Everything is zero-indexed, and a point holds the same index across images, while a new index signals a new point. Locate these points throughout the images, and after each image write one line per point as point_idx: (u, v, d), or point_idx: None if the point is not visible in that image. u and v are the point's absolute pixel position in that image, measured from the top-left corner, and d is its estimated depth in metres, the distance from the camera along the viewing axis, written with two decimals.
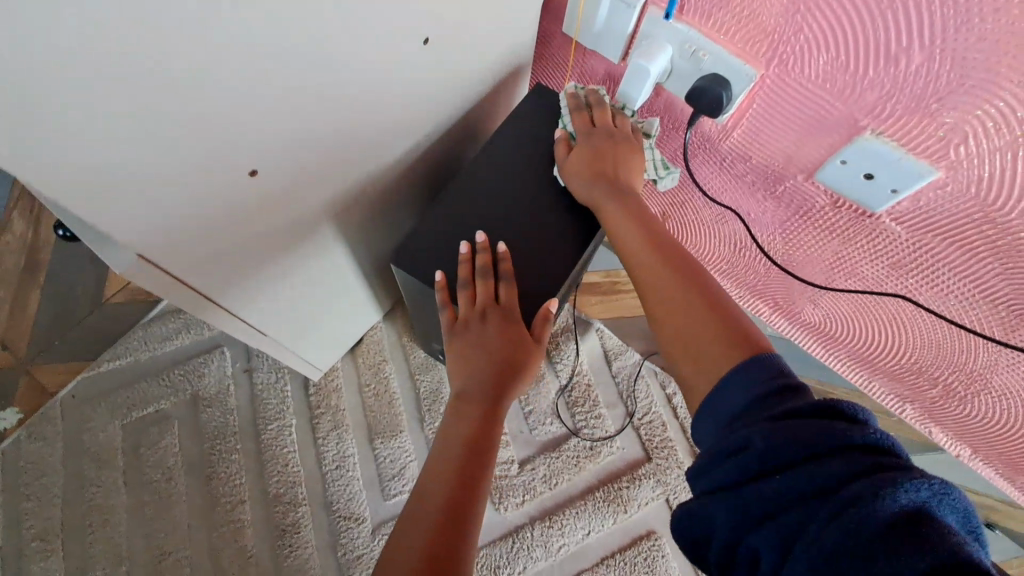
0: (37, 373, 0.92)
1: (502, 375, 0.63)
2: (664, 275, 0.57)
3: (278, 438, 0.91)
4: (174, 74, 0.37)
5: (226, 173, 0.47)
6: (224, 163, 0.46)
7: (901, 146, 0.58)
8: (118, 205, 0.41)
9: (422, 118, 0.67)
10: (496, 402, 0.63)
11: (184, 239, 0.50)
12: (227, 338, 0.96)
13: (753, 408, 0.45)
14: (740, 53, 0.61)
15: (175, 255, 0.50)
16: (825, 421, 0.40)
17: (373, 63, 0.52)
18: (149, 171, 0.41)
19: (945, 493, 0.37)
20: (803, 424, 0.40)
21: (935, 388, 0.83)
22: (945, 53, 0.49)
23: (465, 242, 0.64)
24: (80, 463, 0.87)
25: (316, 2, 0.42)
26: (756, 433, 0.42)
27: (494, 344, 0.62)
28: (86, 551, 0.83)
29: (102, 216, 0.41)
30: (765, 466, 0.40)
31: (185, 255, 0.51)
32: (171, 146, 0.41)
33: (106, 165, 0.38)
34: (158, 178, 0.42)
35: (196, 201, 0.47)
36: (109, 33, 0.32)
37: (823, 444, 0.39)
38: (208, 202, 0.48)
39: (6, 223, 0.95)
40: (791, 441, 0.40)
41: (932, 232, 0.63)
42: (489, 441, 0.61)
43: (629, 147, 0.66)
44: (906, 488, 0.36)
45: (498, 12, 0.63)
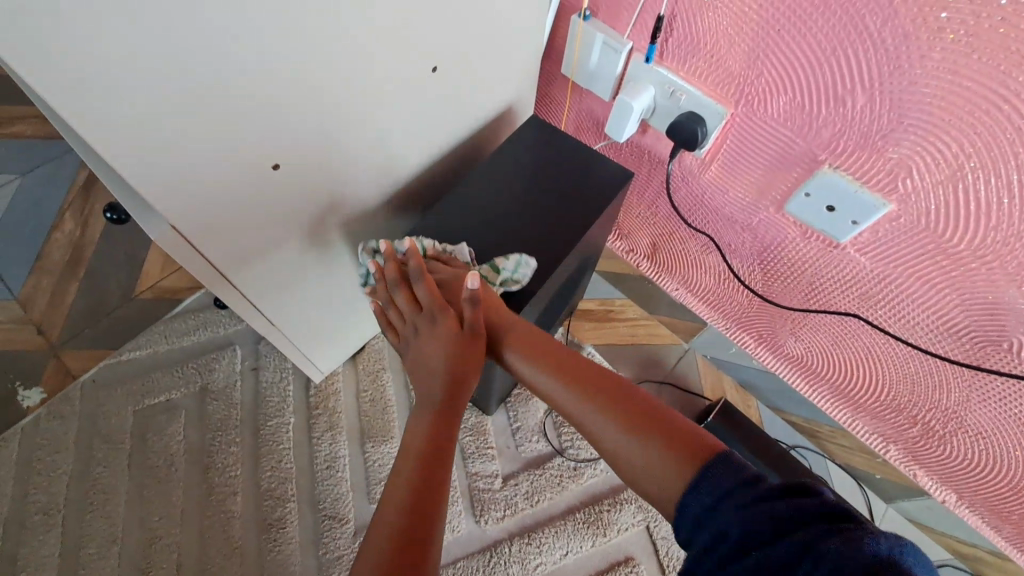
0: (64, 357, 1.00)
1: (453, 368, 0.60)
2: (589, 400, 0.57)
3: (275, 434, 0.96)
4: (220, 69, 0.46)
5: (252, 161, 0.56)
6: (252, 152, 0.55)
7: (856, 180, 0.64)
8: (160, 177, 0.49)
9: (430, 137, 0.76)
10: (449, 402, 0.60)
11: (212, 219, 0.57)
12: (241, 337, 1.03)
13: (727, 500, 0.45)
14: (712, 93, 0.69)
15: (201, 232, 0.58)
16: (791, 499, 0.42)
17: (387, 80, 0.62)
18: (190, 150, 0.50)
19: (905, 546, 0.38)
20: (767, 503, 0.42)
21: (915, 426, 0.84)
22: (883, 95, 0.56)
23: (371, 260, 0.65)
24: (91, 444, 0.93)
25: (339, 23, 0.52)
26: (730, 522, 0.43)
27: (444, 345, 0.60)
28: (83, 529, 0.87)
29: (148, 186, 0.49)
30: (746, 545, 0.41)
31: (210, 235, 0.59)
32: (212, 131, 0.50)
33: (156, 142, 0.47)
34: (196, 159, 0.51)
35: (225, 184, 0.55)
36: (173, 30, 0.41)
37: (790, 517, 0.41)
38: (236, 186, 0.56)
39: (59, 223, 1.09)
40: (761, 520, 0.42)
41: (893, 263, 0.68)
42: (444, 444, 0.58)
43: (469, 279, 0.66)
44: (869, 541, 0.37)
45: (500, 49, 0.73)
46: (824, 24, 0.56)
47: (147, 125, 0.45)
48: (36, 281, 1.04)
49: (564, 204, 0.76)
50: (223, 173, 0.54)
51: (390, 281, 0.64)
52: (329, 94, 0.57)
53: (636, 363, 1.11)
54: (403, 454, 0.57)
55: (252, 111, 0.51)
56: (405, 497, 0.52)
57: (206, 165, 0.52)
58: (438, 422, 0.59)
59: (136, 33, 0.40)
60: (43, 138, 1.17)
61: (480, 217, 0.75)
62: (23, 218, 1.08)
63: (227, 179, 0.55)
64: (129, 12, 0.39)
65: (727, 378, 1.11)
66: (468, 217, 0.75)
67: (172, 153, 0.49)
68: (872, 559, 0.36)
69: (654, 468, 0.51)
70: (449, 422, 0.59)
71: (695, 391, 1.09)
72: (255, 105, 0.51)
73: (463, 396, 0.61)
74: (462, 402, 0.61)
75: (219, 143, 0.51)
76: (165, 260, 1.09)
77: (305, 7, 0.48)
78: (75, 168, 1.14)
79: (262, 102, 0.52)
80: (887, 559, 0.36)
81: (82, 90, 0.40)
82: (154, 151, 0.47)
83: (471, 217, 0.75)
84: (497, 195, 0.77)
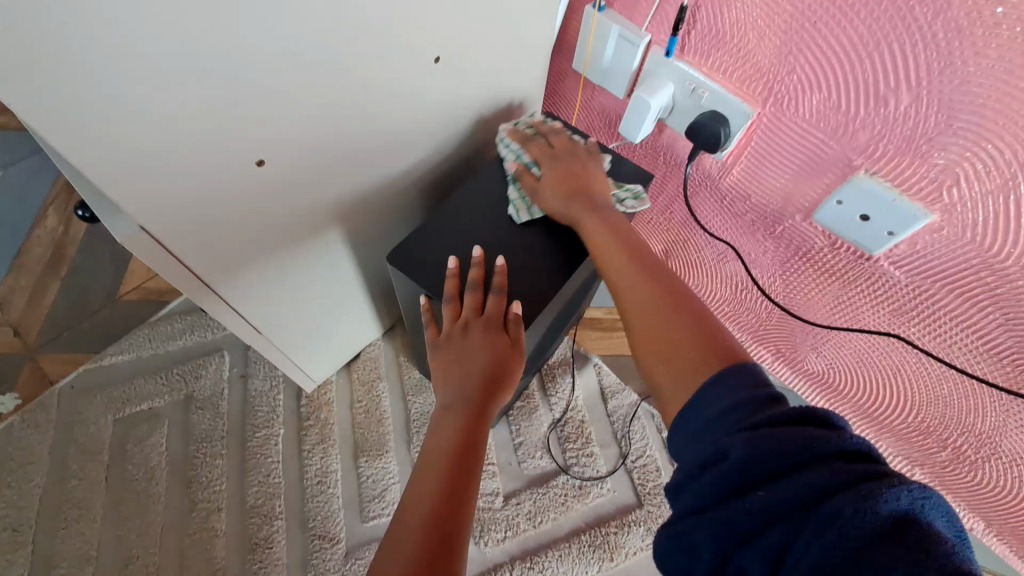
0: (42, 361, 0.94)
1: (489, 372, 0.58)
2: (640, 284, 0.54)
3: (264, 446, 0.90)
4: (198, 58, 0.41)
5: (233, 160, 0.50)
6: (234, 150, 0.49)
7: (895, 188, 0.58)
8: (128, 175, 0.44)
9: (431, 135, 0.70)
10: (482, 407, 0.57)
11: (190, 221, 0.52)
12: (230, 342, 0.98)
13: (735, 415, 0.41)
14: (737, 91, 0.64)
15: (176, 234, 0.52)
16: (804, 429, 0.37)
17: (387, 74, 0.56)
18: (163, 147, 0.44)
19: (927, 497, 0.33)
20: (775, 431, 0.37)
21: (944, 450, 0.79)
22: (931, 95, 0.51)
23: (455, 259, 0.63)
24: (66, 455, 0.88)
25: (335, 9, 0.46)
26: (733, 442, 0.38)
27: (487, 357, 0.58)
28: (55, 546, 0.82)
29: (114, 185, 0.44)
30: (746, 479, 0.37)
31: (187, 237, 0.53)
32: (189, 126, 0.44)
33: (122, 138, 0.41)
34: (170, 156, 0.45)
35: (203, 184, 0.50)
36: (141, 12, 0.36)
37: (802, 454, 0.36)
38: (217, 186, 0.51)
39: (41, 219, 1.04)
40: (766, 450, 0.37)
41: (931, 278, 0.62)
42: (473, 452, 0.55)
43: (597, 172, 0.67)
44: (885, 498, 0.32)
45: (509, 39, 0.68)
46: (867, 16, 0.51)
47: (113, 119, 0.40)
48: (14, 280, 0.99)
49: None
50: (202, 172, 0.49)
51: (454, 277, 0.62)
52: (321, 87, 0.51)
53: None
54: (427, 459, 0.54)
55: (233, 105, 0.46)
56: (429, 510, 0.49)
57: (179, 163, 0.46)
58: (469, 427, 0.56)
59: (95, 16, 0.34)
60: (28, 132, 1.13)
61: (485, 219, 0.69)
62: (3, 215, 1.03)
63: (205, 179, 0.50)
64: None
65: None
66: (473, 219, 0.69)
67: (143, 150, 0.43)
68: (888, 519, 0.31)
69: (688, 357, 0.47)
70: (481, 424, 0.57)
71: None
72: (240, 100, 0.46)
73: (497, 401, 0.59)
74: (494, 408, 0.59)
75: (197, 141, 0.46)
76: None
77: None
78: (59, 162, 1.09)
79: (243, 96, 0.46)
80: (905, 517, 0.32)
81: (34, 80, 0.35)
82: (120, 150, 0.42)
83: (476, 220, 0.69)
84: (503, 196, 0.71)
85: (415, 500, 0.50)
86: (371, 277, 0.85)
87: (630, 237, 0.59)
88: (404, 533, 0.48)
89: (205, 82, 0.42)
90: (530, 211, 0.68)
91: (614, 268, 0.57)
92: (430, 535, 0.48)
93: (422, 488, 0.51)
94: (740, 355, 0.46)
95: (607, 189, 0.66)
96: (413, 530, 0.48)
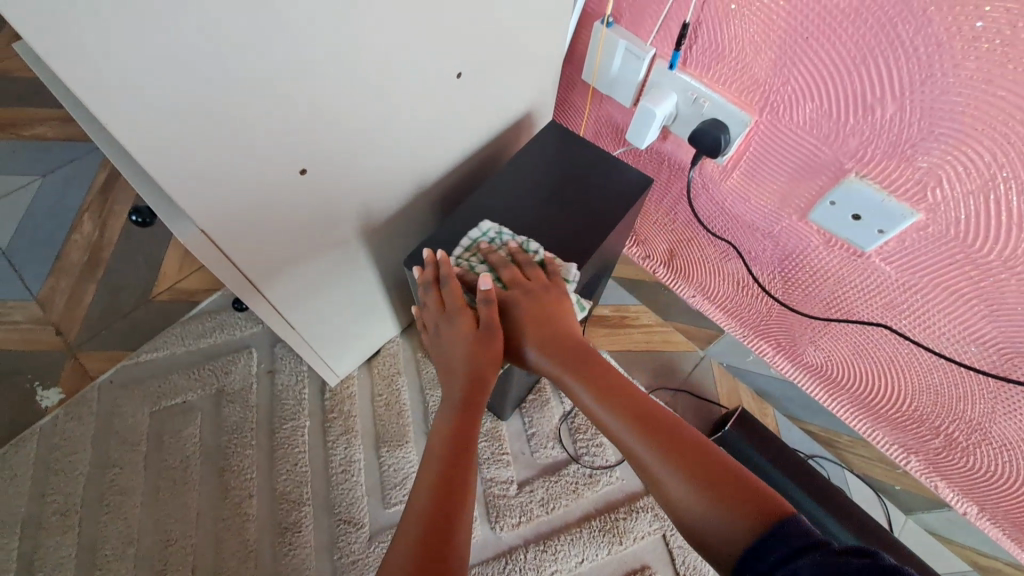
0: (82, 357, 1.00)
1: (472, 358, 0.60)
2: (641, 433, 0.54)
3: (291, 437, 0.96)
4: (251, 70, 0.46)
5: (276, 163, 0.56)
6: (277, 154, 0.55)
7: (883, 188, 0.63)
8: (190, 177, 0.50)
9: (451, 143, 0.76)
10: (473, 396, 0.59)
11: (237, 222, 0.58)
12: (257, 339, 1.04)
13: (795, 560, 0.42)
14: (736, 101, 0.69)
15: (227, 235, 0.58)
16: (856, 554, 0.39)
17: (412, 84, 0.62)
18: (218, 151, 0.50)
19: None
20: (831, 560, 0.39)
21: (938, 438, 0.83)
22: (914, 104, 0.56)
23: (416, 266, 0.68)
24: (108, 445, 0.93)
25: (367, 25, 0.52)
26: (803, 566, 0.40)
27: (461, 344, 0.60)
28: (100, 530, 0.87)
29: (177, 187, 0.50)
30: None
31: (235, 237, 0.59)
32: (241, 133, 0.50)
33: (184, 141, 0.47)
34: (224, 160, 0.51)
35: (250, 186, 0.55)
36: (209, 32, 0.42)
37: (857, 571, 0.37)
38: (262, 188, 0.57)
39: (78, 225, 1.11)
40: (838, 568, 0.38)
41: (918, 272, 0.67)
42: (470, 438, 0.57)
43: (557, 301, 0.63)
44: None
45: (522, 53, 0.73)
46: (853, 33, 0.56)
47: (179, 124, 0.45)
48: (54, 282, 1.06)
49: (584, 209, 0.76)
50: (251, 173, 0.54)
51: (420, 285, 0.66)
52: (355, 96, 0.57)
53: (651, 370, 1.09)
54: (431, 451, 0.57)
55: (278, 111, 0.51)
56: (431, 494, 0.52)
57: (231, 165, 0.52)
58: (461, 419, 0.58)
59: (170, 33, 0.40)
60: (62, 143, 1.20)
61: (501, 221, 0.75)
62: (44, 221, 1.11)
63: (253, 180, 0.55)
64: (165, 12, 0.39)
65: (744, 387, 1.09)
66: (490, 221, 0.75)
67: (202, 154, 0.49)
68: None
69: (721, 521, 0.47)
70: (474, 414, 0.59)
71: (711, 398, 1.08)
72: (283, 108, 0.52)
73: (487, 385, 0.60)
74: (485, 390, 0.60)
75: (246, 145, 0.52)
76: (182, 261, 1.10)
77: (333, 15, 0.48)
78: (95, 170, 1.17)
79: (287, 105, 0.52)
80: None
81: (118, 88, 0.40)
82: (183, 151, 0.48)
83: (493, 221, 0.74)
84: (519, 198, 0.77)
85: (421, 484, 0.54)
86: (392, 277, 0.90)
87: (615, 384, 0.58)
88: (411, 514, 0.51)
89: (256, 92, 0.48)
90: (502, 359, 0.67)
91: (612, 419, 0.56)
92: (433, 515, 0.50)
93: (426, 477, 0.54)
94: (768, 503, 0.47)
95: (572, 322, 0.63)
96: (422, 509, 0.51)
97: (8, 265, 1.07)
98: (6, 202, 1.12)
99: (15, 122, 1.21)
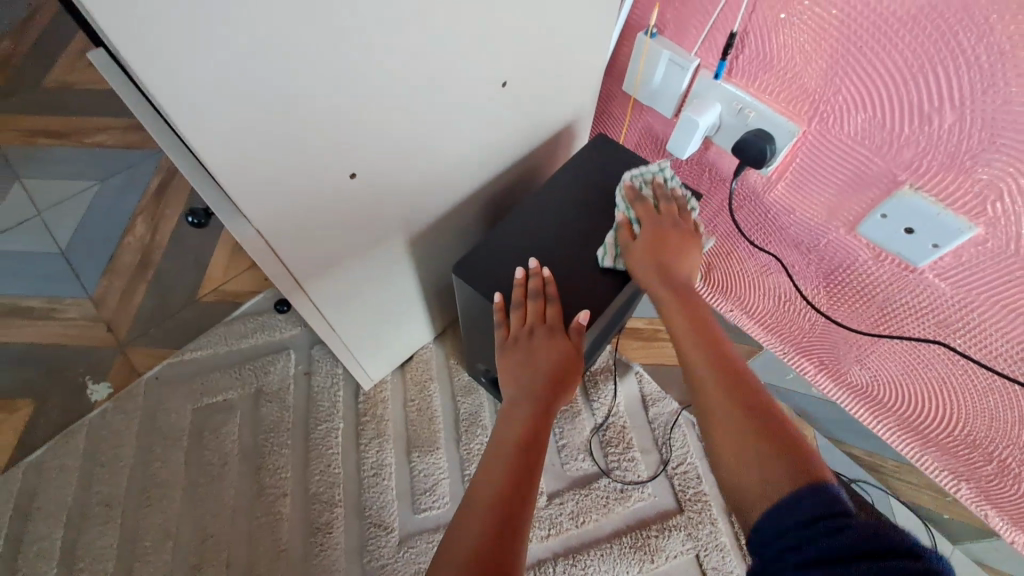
0: (130, 353, 1.04)
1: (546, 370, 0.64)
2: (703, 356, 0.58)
3: (325, 438, 0.97)
4: (315, 82, 0.48)
5: (329, 171, 0.57)
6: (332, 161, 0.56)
7: (938, 202, 0.61)
8: (252, 184, 0.51)
9: (493, 154, 0.77)
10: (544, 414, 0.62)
11: (291, 228, 0.59)
12: (295, 342, 1.06)
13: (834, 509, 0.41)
14: (783, 111, 0.68)
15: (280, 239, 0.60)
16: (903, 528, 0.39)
17: (459, 95, 0.63)
18: (280, 159, 0.51)
19: None
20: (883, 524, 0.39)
21: (993, 465, 0.79)
22: (974, 114, 0.54)
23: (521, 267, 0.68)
24: (151, 439, 0.96)
25: (421, 39, 0.53)
26: (845, 521, 0.40)
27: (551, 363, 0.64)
28: (140, 521, 0.90)
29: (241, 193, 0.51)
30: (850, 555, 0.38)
31: (288, 244, 0.60)
32: (300, 143, 0.52)
33: (249, 151, 0.48)
34: (284, 168, 0.53)
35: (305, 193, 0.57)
36: (280, 44, 0.43)
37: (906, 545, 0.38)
38: (317, 194, 0.58)
39: (132, 228, 1.16)
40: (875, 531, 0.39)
41: (977, 290, 0.64)
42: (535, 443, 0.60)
43: (688, 253, 0.68)
44: None
45: (566, 65, 0.74)
46: (911, 41, 0.54)
47: (248, 130, 0.47)
48: (108, 281, 1.11)
49: None
50: (307, 182, 0.56)
51: (523, 292, 0.67)
52: (407, 103, 0.57)
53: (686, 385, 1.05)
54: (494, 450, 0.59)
55: (336, 121, 0.53)
56: (494, 500, 0.53)
57: (290, 174, 0.53)
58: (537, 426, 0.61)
59: (242, 37, 0.41)
60: (118, 150, 1.26)
61: (542, 230, 0.75)
62: (101, 224, 1.17)
63: (309, 186, 0.56)
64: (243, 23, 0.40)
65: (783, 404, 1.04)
66: (528, 230, 0.75)
67: (263, 159, 0.50)
68: None
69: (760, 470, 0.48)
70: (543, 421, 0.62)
71: None
72: (343, 118, 0.53)
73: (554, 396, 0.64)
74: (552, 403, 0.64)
75: (305, 154, 0.53)
76: (226, 264, 1.14)
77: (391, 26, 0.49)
78: (149, 177, 1.23)
79: (345, 114, 0.53)
80: None
81: (194, 92, 0.41)
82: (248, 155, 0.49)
83: (533, 230, 0.75)
84: (559, 207, 0.77)
85: (491, 469, 0.56)
86: (429, 284, 0.91)
87: (710, 332, 0.60)
88: (468, 521, 0.52)
89: (315, 99, 0.49)
90: (616, 260, 0.69)
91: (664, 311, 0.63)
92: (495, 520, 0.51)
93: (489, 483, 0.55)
94: (816, 470, 0.46)
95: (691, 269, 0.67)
96: (490, 493, 0.53)
97: (67, 265, 1.12)
98: (67, 205, 1.19)
99: (77, 130, 1.29)
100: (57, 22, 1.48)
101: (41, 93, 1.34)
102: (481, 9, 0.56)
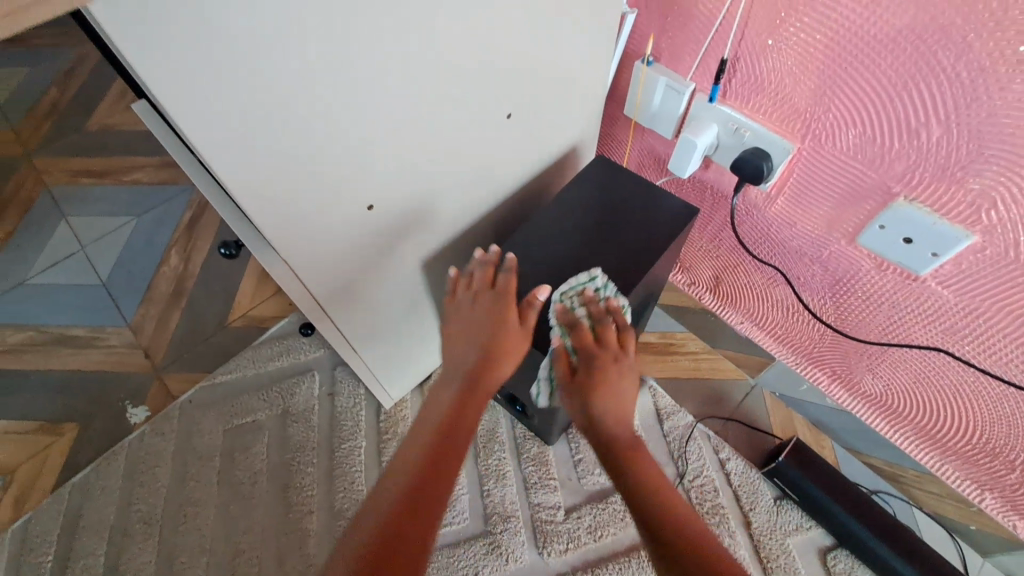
0: (166, 379, 1.11)
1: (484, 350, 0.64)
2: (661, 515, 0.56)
3: (349, 456, 1.01)
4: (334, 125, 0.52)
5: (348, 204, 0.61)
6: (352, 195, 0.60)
7: (934, 212, 0.63)
8: (281, 220, 0.56)
9: (501, 180, 0.81)
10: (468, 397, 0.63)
11: (315, 258, 0.63)
12: (319, 363, 1.11)
13: None
14: (778, 130, 0.71)
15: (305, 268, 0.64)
16: None
17: (467, 128, 0.67)
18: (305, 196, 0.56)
19: None
20: None
21: (1014, 472, 0.78)
22: (961, 127, 0.56)
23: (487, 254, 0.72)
24: (186, 459, 1.01)
25: (430, 80, 0.57)
26: None
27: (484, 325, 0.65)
28: (177, 539, 0.95)
29: (271, 228, 0.56)
30: None
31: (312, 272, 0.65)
32: (322, 181, 0.56)
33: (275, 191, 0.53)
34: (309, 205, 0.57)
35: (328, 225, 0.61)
36: (302, 91, 0.48)
37: None
38: (338, 227, 0.62)
39: (167, 259, 1.24)
40: None
41: (980, 297, 0.65)
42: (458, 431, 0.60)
43: (628, 369, 0.64)
44: None
45: (568, 95, 0.78)
46: (893, 61, 0.57)
47: (274, 171, 0.51)
48: (145, 310, 1.18)
49: (629, 242, 0.78)
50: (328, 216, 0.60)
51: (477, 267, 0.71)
52: (418, 138, 0.62)
53: (700, 398, 1.06)
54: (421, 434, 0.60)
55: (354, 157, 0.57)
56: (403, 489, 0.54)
57: (313, 209, 0.58)
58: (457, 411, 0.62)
59: (270, 85, 0.45)
60: (154, 186, 1.35)
61: (549, 251, 0.78)
62: (138, 256, 1.25)
63: (332, 220, 0.61)
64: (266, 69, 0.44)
65: (799, 415, 1.04)
66: (536, 252, 0.78)
67: (289, 198, 0.55)
68: None
69: None
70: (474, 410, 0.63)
71: (765, 428, 1.03)
72: (360, 155, 0.57)
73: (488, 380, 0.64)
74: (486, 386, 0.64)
75: (326, 190, 0.57)
76: (253, 291, 1.20)
77: (393, 47, 0.51)
78: (182, 210, 1.31)
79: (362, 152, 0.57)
80: None
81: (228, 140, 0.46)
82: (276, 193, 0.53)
83: (541, 251, 0.78)
84: (566, 229, 0.80)
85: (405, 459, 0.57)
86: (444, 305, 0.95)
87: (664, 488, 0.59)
88: (377, 512, 0.52)
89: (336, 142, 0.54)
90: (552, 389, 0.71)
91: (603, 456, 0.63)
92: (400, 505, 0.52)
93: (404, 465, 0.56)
94: None
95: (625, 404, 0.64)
96: (401, 481, 0.54)
97: (108, 296, 1.20)
98: (108, 239, 1.27)
99: (116, 169, 1.38)
100: (98, 69, 1.60)
101: (84, 136, 1.45)
102: (484, 49, 0.60)
